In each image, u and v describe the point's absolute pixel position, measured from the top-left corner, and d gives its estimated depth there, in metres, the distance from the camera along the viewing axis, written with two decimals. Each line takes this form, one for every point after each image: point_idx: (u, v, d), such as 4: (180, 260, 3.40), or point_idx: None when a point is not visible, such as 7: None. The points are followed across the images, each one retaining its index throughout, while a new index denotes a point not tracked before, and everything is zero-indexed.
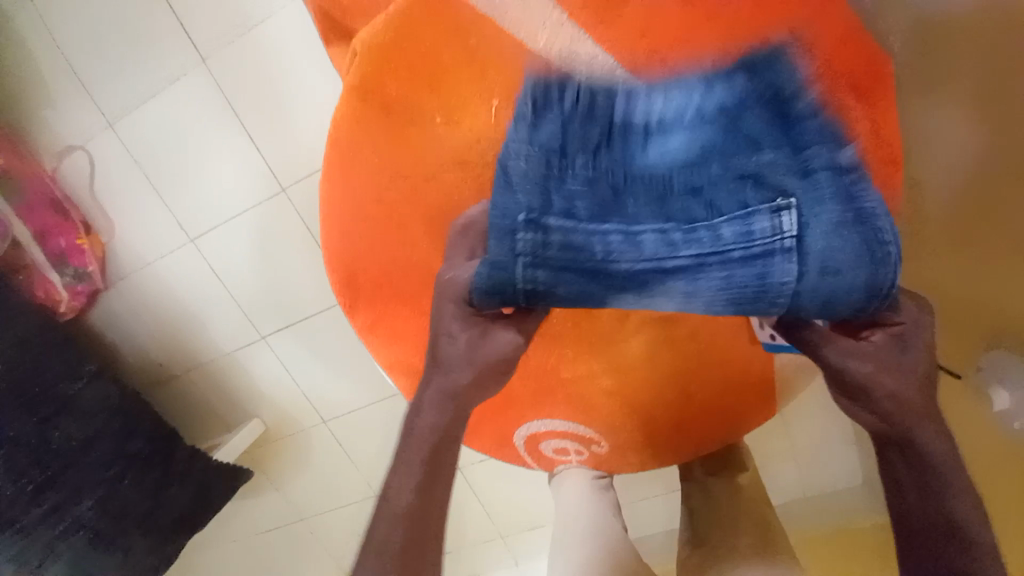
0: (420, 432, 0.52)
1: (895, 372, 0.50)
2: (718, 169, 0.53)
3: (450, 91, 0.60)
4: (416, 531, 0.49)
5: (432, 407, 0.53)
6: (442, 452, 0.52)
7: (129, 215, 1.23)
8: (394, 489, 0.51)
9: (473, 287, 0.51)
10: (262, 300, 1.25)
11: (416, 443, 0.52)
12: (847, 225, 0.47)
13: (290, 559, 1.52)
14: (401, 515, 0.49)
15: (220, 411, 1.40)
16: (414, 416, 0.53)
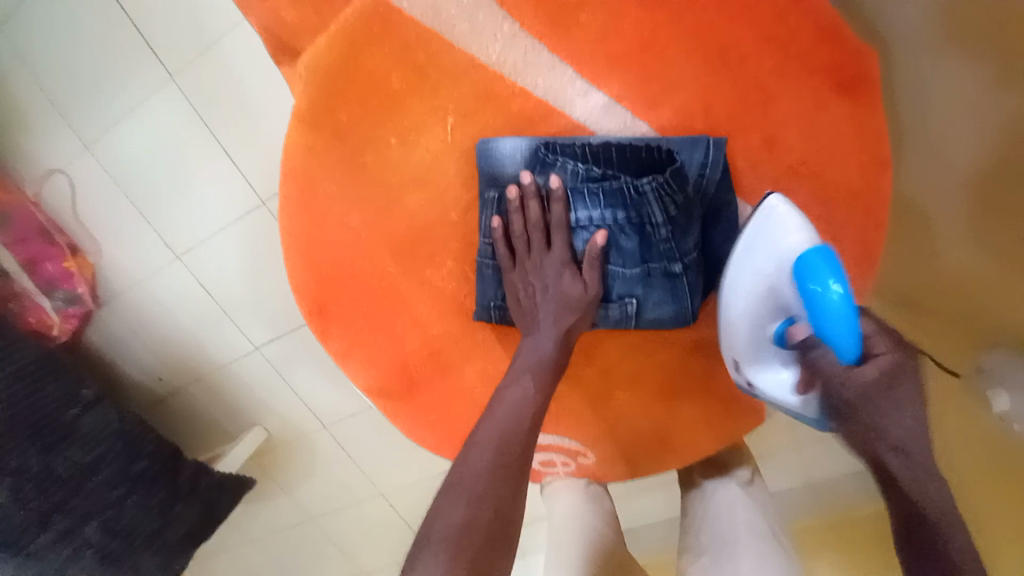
0: (499, 429, 0.53)
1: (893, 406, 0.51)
2: (624, 209, 0.57)
3: (402, 112, 0.57)
4: (483, 510, 0.48)
5: (509, 403, 0.55)
6: (527, 437, 0.53)
7: (114, 236, 1.22)
8: (471, 458, 0.51)
9: (482, 300, 0.63)
10: (255, 312, 1.25)
11: (498, 419, 0.54)
12: (678, 273, 0.59)
13: (304, 556, 1.56)
14: (472, 490, 0.49)
15: (223, 422, 1.42)
16: (490, 410, 0.56)
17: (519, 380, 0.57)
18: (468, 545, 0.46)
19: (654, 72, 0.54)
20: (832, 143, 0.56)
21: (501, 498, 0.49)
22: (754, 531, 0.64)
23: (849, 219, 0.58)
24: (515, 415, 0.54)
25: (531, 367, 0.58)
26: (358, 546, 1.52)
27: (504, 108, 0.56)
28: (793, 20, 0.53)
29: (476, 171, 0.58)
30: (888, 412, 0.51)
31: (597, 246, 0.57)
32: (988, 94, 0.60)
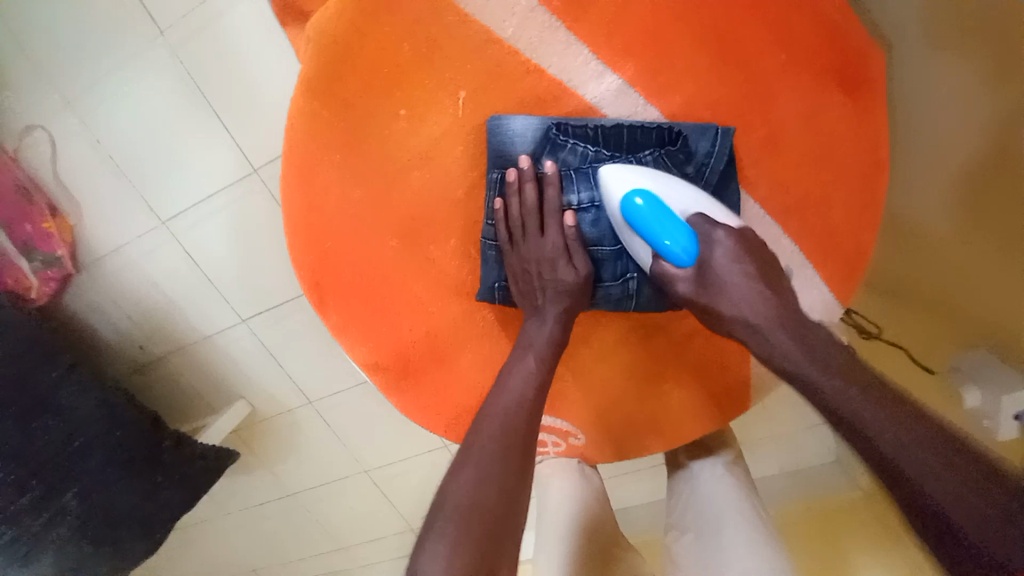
0: (499, 423, 0.53)
1: (719, 296, 0.52)
2: None
3: (411, 83, 0.55)
4: (488, 504, 0.48)
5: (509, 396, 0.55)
6: (531, 416, 0.54)
7: (96, 199, 1.18)
8: (471, 453, 0.51)
9: (486, 281, 0.64)
10: (243, 284, 1.23)
11: (498, 411, 0.54)
12: None
13: (284, 531, 1.57)
14: (475, 485, 0.49)
15: (205, 394, 1.40)
16: (488, 405, 0.55)
17: (523, 359, 0.58)
18: (477, 526, 0.46)
19: (666, 53, 0.54)
20: (833, 130, 0.56)
21: (506, 482, 0.50)
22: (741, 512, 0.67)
23: (849, 204, 0.58)
24: (517, 402, 0.55)
25: (534, 346, 0.59)
26: (340, 522, 1.54)
27: (515, 86, 0.55)
28: (805, 12, 0.53)
29: (485, 148, 0.58)
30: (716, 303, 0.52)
31: (570, 232, 0.59)
32: (985, 74, 0.60)
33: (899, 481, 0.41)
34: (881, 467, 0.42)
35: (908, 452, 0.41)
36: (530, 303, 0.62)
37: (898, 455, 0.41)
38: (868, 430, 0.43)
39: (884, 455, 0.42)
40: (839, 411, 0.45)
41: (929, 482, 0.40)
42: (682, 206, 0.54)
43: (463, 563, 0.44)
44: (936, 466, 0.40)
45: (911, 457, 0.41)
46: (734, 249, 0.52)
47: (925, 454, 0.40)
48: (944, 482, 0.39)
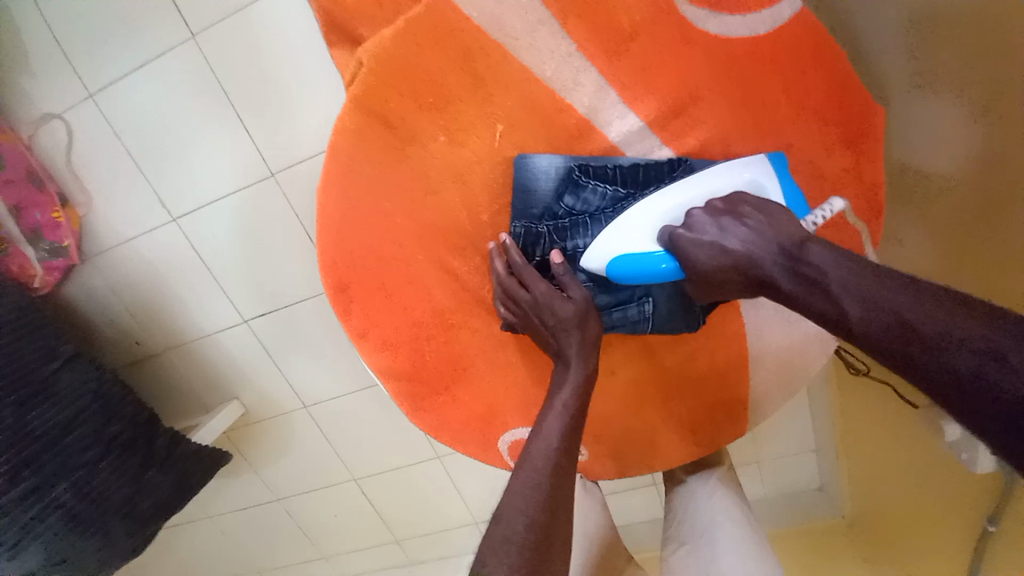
0: (535, 465, 0.57)
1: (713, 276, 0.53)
2: None
3: (453, 111, 0.59)
4: (532, 541, 0.53)
5: (544, 438, 0.59)
6: (566, 459, 0.59)
7: (110, 192, 1.19)
8: (511, 496, 0.56)
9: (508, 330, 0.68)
10: (249, 284, 1.24)
11: (536, 455, 0.58)
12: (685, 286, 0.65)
13: (267, 536, 1.55)
14: (521, 525, 0.54)
15: (200, 393, 1.39)
16: (528, 448, 0.59)
17: (551, 408, 0.61)
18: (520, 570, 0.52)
19: (687, 104, 0.56)
20: (833, 183, 0.59)
21: (539, 515, 0.54)
22: (734, 527, 0.71)
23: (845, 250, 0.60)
24: (551, 443, 0.59)
25: (560, 392, 0.61)
26: (324, 529, 1.53)
27: (548, 121, 0.58)
28: (810, 69, 0.56)
29: (512, 180, 0.61)
30: (718, 286, 0.54)
31: (560, 267, 0.61)
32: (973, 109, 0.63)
33: (931, 364, 0.38)
34: (920, 357, 0.38)
35: (930, 329, 0.38)
36: (548, 347, 0.64)
37: (922, 336, 0.38)
38: (882, 326, 0.40)
39: (908, 342, 0.39)
40: (851, 321, 0.43)
41: (960, 350, 0.36)
42: (653, 228, 0.56)
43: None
44: (963, 335, 0.37)
45: (934, 334, 0.38)
46: (710, 223, 0.52)
47: (943, 326, 0.38)
48: (975, 349, 0.36)
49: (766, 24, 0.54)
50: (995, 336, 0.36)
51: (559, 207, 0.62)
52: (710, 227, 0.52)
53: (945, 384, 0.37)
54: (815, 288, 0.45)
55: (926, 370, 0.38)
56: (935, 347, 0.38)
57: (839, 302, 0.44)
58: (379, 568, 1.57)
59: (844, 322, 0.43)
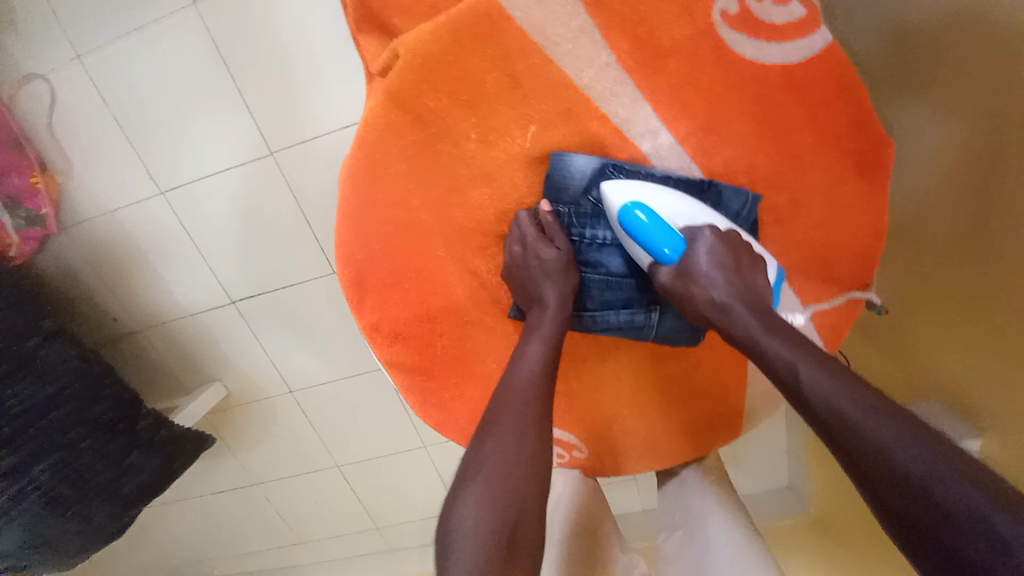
0: (495, 457, 0.54)
1: (697, 287, 0.54)
2: None
3: (487, 111, 0.59)
4: (492, 544, 0.49)
5: (509, 429, 0.56)
6: (536, 458, 0.55)
7: (94, 160, 1.13)
8: (467, 493, 0.52)
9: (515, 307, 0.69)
10: (240, 265, 1.20)
11: (496, 451, 0.54)
12: None
13: (243, 520, 1.52)
14: (476, 523, 0.50)
15: (180, 374, 1.35)
16: (487, 437, 0.56)
17: (529, 344, 0.62)
18: (506, 497, 0.52)
19: (717, 124, 0.57)
20: (847, 209, 0.61)
21: (504, 508, 0.51)
22: (724, 515, 0.75)
23: (849, 266, 0.63)
24: (514, 436, 0.55)
25: (539, 331, 0.62)
26: (301, 515, 1.52)
27: (582, 128, 0.59)
28: (836, 98, 0.56)
29: (545, 176, 0.62)
30: (691, 299, 0.54)
31: (546, 217, 0.63)
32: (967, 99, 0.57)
33: (871, 458, 0.40)
34: (868, 454, 0.40)
35: (878, 424, 0.40)
36: (530, 299, 0.65)
37: (870, 432, 0.40)
38: (834, 404, 0.42)
39: (858, 429, 0.41)
40: (807, 391, 0.44)
41: (909, 459, 0.38)
42: (675, 217, 0.57)
43: (496, 521, 0.50)
44: (908, 439, 0.39)
45: (879, 429, 0.40)
46: (721, 246, 0.55)
47: (890, 428, 0.40)
48: (923, 461, 0.38)
49: (798, 54, 0.55)
50: (936, 449, 0.38)
51: (586, 201, 0.63)
52: (724, 249, 0.55)
53: (880, 476, 0.39)
54: (780, 338, 0.48)
55: (864, 463, 0.40)
56: (879, 444, 0.40)
57: (797, 366, 0.46)
58: (355, 557, 1.56)
59: (800, 391, 0.45)
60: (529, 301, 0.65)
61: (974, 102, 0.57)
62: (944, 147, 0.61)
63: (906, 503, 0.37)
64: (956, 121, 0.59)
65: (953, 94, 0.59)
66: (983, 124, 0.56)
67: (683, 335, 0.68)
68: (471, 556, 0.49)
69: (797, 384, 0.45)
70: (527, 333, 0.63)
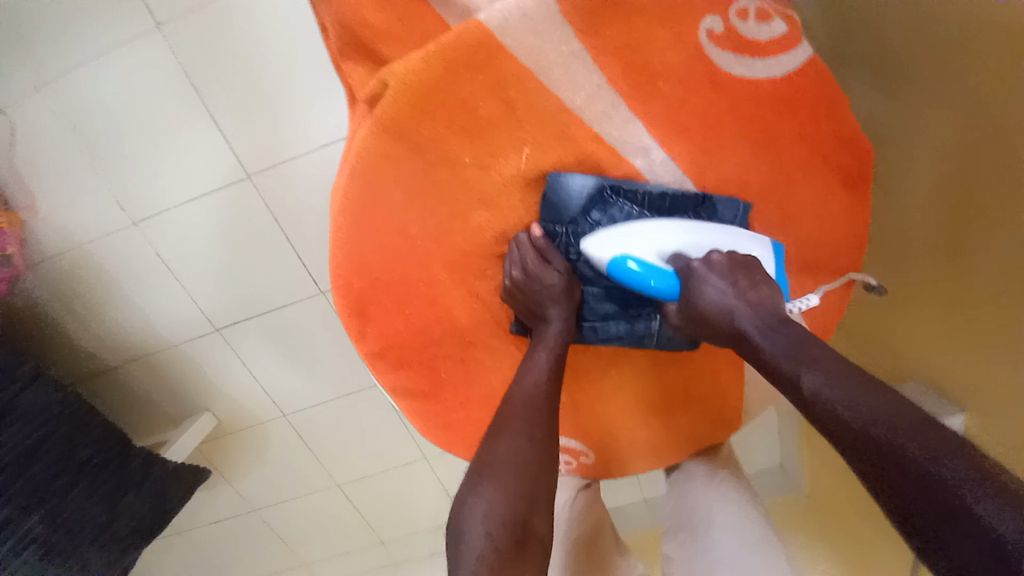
0: (499, 466, 0.55)
1: (704, 323, 0.57)
2: None
3: (483, 138, 0.59)
4: (502, 550, 0.50)
5: (512, 440, 0.57)
6: (539, 468, 0.56)
7: (57, 193, 1.08)
8: (474, 501, 0.53)
9: (516, 326, 0.70)
10: (227, 292, 1.17)
11: (500, 463, 0.55)
12: None
13: (242, 547, 1.50)
14: (481, 529, 0.51)
15: (167, 405, 1.31)
16: (491, 448, 0.57)
17: (538, 353, 0.64)
18: (517, 494, 0.54)
19: (708, 141, 0.59)
20: (830, 214, 0.63)
21: (507, 512, 0.52)
22: None
23: (830, 264, 0.66)
24: (517, 446, 0.56)
25: (545, 345, 0.64)
26: (302, 537, 1.50)
27: (577, 149, 0.60)
28: (821, 110, 0.58)
29: (543, 196, 0.63)
30: (701, 331, 0.59)
31: (540, 240, 0.64)
32: (967, 102, 0.59)
33: (871, 451, 0.39)
34: (870, 445, 0.39)
35: (878, 417, 0.39)
36: (534, 319, 0.66)
37: (869, 424, 0.39)
38: (837, 406, 0.42)
39: (860, 426, 0.40)
40: (812, 395, 0.44)
41: (910, 444, 0.37)
42: (660, 252, 0.60)
43: (504, 512, 0.52)
44: (908, 426, 0.38)
45: (881, 423, 0.39)
46: (722, 271, 0.56)
47: (889, 418, 0.39)
48: (924, 445, 0.36)
49: (783, 67, 0.57)
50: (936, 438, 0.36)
51: (585, 222, 0.63)
52: (722, 279, 0.56)
53: (883, 473, 0.37)
54: (784, 354, 0.49)
55: (863, 452, 0.39)
56: (879, 436, 0.38)
57: (801, 373, 0.46)
58: (359, 573, 1.55)
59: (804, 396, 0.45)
60: (532, 320, 0.66)
61: (957, 106, 0.61)
62: (941, 147, 0.64)
63: (909, 490, 0.36)
64: (954, 121, 0.61)
65: (949, 95, 0.61)
66: (981, 129, 0.58)
67: (683, 341, 0.69)
68: (479, 548, 0.50)
69: (801, 387, 0.46)
70: (533, 348, 0.65)
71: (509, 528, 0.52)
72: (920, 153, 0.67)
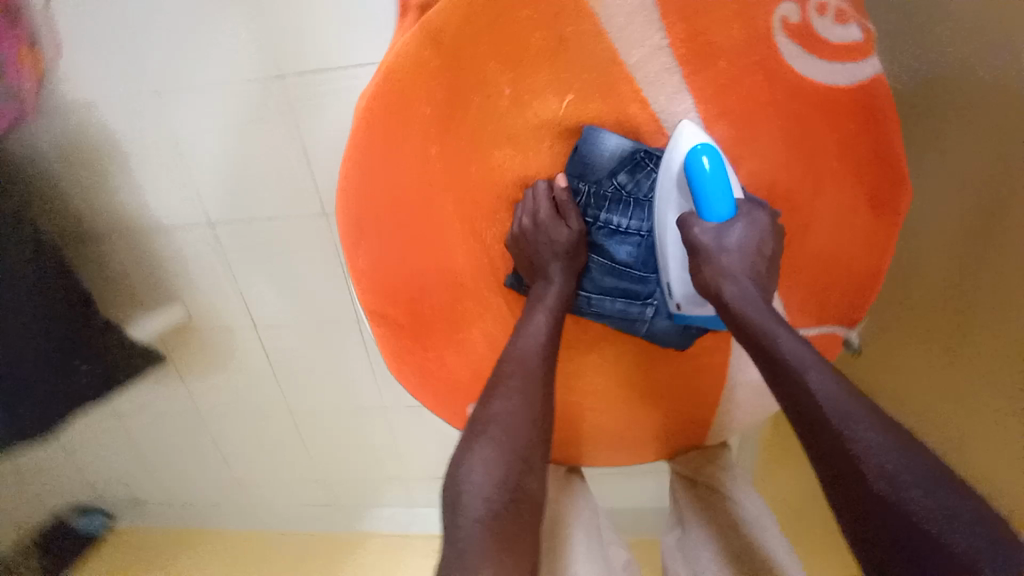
0: (496, 423, 0.53)
1: (728, 274, 0.53)
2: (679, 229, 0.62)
3: (527, 70, 0.57)
4: (501, 518, 0.48)
5: (507, 396, 0.55)
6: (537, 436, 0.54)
7: (82, 43, 1.04)
8: (469, 468, 0.50)
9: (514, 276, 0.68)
10: (225, 191, 1.14)
11: (496, 429, 0.52)
12: None
13: (180, 448, 1.47)
14: (481, 501, 0.48)
15: (140, 288, 1.28)
16: (486, 405, 0.54)
17: (535, 315, 0.61)
18: (511, 457, 0.51)
19: (752, 133, 0.58)
20: (857, 242, 0.61)
21: (502, 477, 0.50)
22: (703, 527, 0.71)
23: (847, 296, 0.62)
24: (512, 405, 0.54)
25: (544, 302, 0.61)
26: (244, 455, 1.47)
27: (618, 107, 0.58)
28: (873, 130, 0.56)
29: (574, 147, 0.61)
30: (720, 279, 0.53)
31: (559, 191, 0.63)
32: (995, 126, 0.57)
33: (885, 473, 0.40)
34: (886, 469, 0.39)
35: (890, 437, 0.41)
36: (534, 270, 0.64)
37: (887, 446, 0.40)
38: (857, 436, 0.41)
39: (876, 449, 0.40)
40: (822, 402, 0.43)
41: (918, 469, 0.39)
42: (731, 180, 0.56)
43: (497, 477, 0.50)
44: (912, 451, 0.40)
45: (892, 446, 0.40)
46: (756, 242, 0.54)
47: (899, 439, 0.41)
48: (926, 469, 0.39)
49: (840, 78, 0.55)
50: (952, 490, 0.38)
51: (609, 183, 0.62)
52: (756, 238, 0.54)
53: (899, 499, 0.39)
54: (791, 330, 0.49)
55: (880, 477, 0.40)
56: (893, 461, 0.40)
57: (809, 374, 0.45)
58: (293, 506, 1.54)
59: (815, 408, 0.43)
60: (532, 270, 0.64)
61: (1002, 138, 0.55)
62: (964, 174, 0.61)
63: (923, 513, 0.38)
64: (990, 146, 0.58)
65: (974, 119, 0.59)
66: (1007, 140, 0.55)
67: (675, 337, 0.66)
68: (478, 518, 0.47)
69: (808, 395, 0.44)
70: (528, 304, 0.62)
71: (506, 494, 0.49)
72: (955, 178, 0.62)
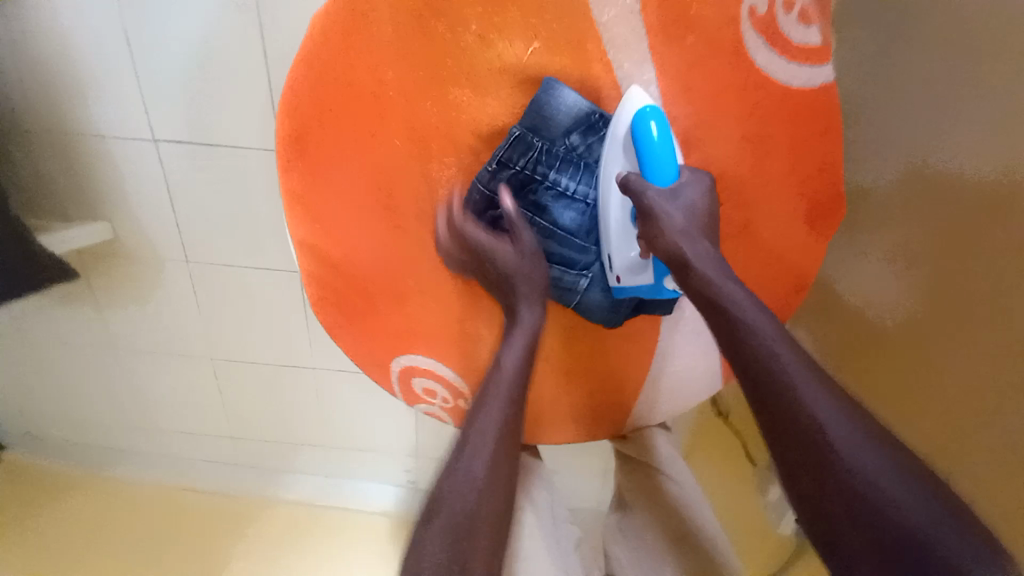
0: (488, 428, 0.53)
1: (680, 234, 0.54)
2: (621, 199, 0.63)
3: (499, 10, 0.57)
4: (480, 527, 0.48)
5: (500, 400, 0.55)
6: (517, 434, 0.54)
7: None
8: (454, 478, 0.50)
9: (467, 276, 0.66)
10: (167, 96, 0.92)
11: (487, 433, 0.52)
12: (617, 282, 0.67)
13: (80, 382, 1.26)
14: (459, 513, 0.48)
15: (45, 197, 1.04)
16: (477, 413, 0.54)
17: (512, 338, 0.60)
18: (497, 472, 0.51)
19: (709, 119, 0.59)
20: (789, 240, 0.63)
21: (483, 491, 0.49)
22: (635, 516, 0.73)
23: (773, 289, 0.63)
24: (501, 410, 0.54)
25: (517, 337, 0.60)
26: (151, 404, 1.30)
27: (583, 64, 0.59)
28: (817, 134, 0.59)
29: (532, 99, 0.60)
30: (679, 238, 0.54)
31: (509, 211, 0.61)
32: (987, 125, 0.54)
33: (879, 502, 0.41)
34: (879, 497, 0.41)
35: (876, 456, 0.43)
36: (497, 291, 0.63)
37: (876, 468, 0.42)
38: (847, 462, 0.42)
39: (867, 472, 0.42)
40: (817, 421, 0.44)
41: (904, 491, 0.41)
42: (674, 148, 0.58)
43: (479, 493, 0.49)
44: (900, 471, 0.42)
45: (878, 467, 0.42)
46: (697, 209, 0.57)
47: (885, 458, 0.43)
48: (911, 492, 0.41)
49: (797, 80, 0.57)
50: (948, 509, 0.40)
51: (562, 143, 0.62)
52: (697, 201, 0.57)
53: (893, 526, 0.40)
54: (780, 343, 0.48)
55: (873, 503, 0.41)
56: (881, 487, 0.41)
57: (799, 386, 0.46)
58: (202, 461, 1.35)
59: (823, 445, 0.43)
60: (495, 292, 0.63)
61: (967, 175, 0.56)
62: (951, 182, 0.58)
63: (915, 534, 0.39)
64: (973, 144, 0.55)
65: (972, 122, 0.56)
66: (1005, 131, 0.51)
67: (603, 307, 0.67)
68: (451, 544, 0.46)
69: (822, 444, 0.44)
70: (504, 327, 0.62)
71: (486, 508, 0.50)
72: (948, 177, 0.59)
